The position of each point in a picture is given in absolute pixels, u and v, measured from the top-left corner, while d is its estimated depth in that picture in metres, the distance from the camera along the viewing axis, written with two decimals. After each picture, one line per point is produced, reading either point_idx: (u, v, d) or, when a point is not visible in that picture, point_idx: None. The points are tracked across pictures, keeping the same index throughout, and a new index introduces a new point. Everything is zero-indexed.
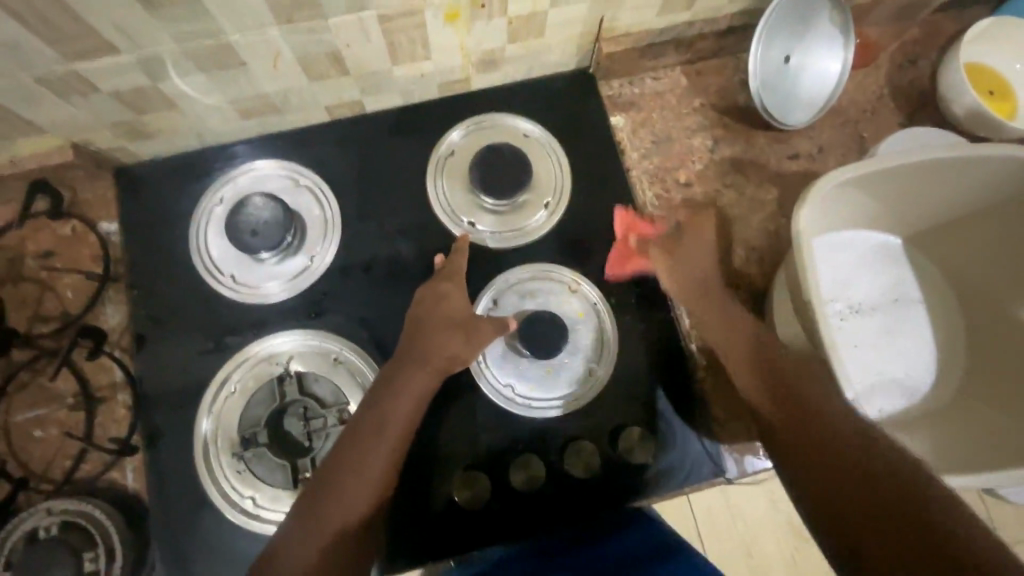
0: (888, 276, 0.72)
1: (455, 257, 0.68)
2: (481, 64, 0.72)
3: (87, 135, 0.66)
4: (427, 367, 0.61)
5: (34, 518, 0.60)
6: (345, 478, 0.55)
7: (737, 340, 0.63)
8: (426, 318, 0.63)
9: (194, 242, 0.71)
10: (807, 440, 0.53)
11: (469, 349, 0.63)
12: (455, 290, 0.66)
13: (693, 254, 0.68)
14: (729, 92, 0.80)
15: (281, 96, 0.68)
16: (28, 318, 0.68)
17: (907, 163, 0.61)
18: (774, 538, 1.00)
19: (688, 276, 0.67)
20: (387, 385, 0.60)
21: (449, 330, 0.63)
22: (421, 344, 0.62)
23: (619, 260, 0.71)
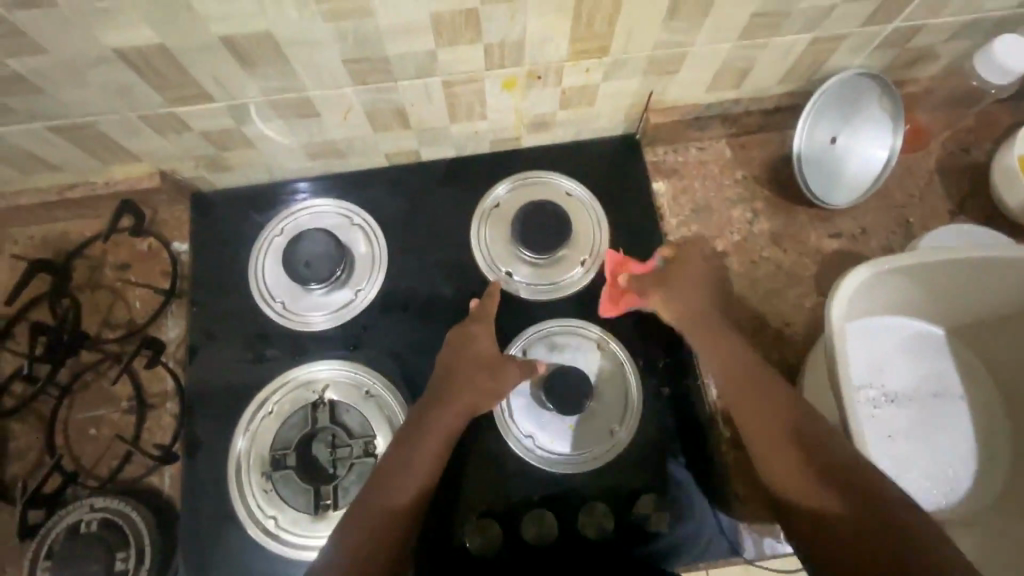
0: (925, 368, 0.70)
1: (488, 304, 0.70)
2: (532, 125, 0.76)
3: (173, 165, 0.73)
4: (456, 409, 0.63)
5: (78, 512, 0.64)
6: (376, 514, 0.57)
7: (682, 262, 0.71)
8: (457, 361, 0.66)
9: (252, 267, 0.76)
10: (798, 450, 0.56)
11: (496, 395, 0.65)
12: (487, 337, 0.68)
13: (676, 291, 0.68)
14: (772, 166, 0.81)
15: (346, 142, 0.74)
16: (99, 323, 0.75)
17: (946, 257, 0.61)
18: None
19: (684, 297, 0.68)
20: (417, 424, 0.63)
21: (478, 375, 0.65)
22: (451, 388, 0.64)
23: (613, 301, 0.73)
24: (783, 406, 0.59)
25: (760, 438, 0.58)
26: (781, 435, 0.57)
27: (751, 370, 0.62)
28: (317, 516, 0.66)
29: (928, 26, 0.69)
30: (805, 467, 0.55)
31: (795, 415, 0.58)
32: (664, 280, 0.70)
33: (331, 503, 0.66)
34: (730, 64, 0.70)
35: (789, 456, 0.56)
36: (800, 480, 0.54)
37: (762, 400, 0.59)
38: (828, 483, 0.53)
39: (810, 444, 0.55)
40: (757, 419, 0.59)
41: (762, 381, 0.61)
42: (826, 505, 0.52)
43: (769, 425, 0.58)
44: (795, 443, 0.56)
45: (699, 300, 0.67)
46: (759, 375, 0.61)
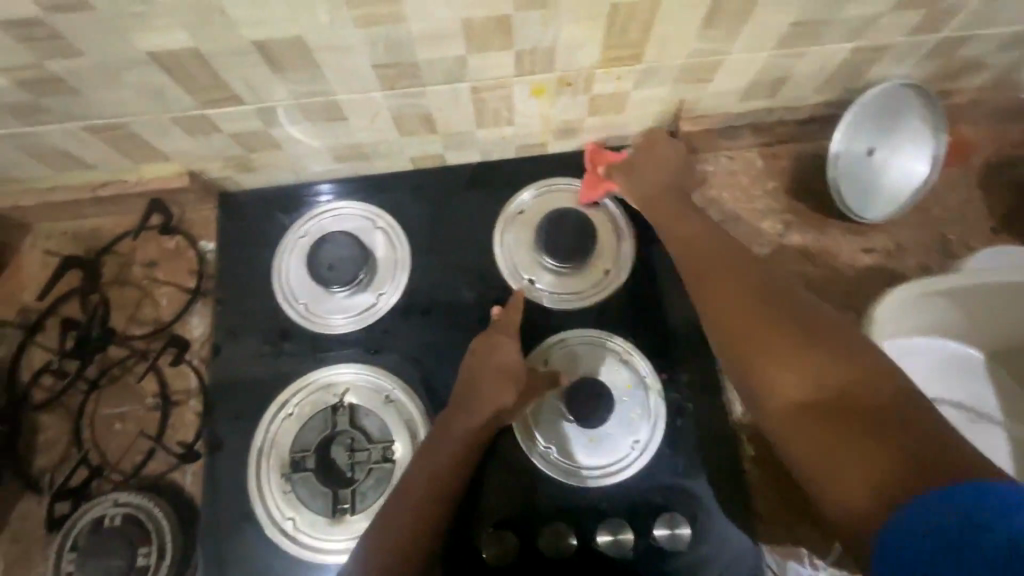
0: (958, 394, 0.68)
1: (511, 315, 0.70)
2: (559, 131, 0.75)
3: (202, 165, 0.74)
4: (479, 421, 0.63)
5: (102, 506, 0.65)
6: (402, 526, 0.58)
7: (659, 153, 0.72)
8: (479, 371, 0.66)
9: (276, 268, 0.77)
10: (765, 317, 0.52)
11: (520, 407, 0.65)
12: (509, 347, 0.67)
13: (646, 170, 0.71)
14: (805, 178, 0.79)
15: (372, 146, 0.73)
16: (126, 319, 0.76)
17: (978, 283, 0.61)
18: None
19: (642, 182, 0.71)
20: (442, 435, 0.63)
21: (502, 388, 0.65)
22: (476, 400, 0.64)
23: (590, 186, 0.76)
24: (780, 304, 0.52)
25: (728, 311, 0.54)
26: (778, 327, 0.50)
27: (731, 271, 0.58)
28: (335, 520, 0.66)
29: (977, 37, 0.66)
30: (789, 341, 0.49)
31: (785, 314, 0.51)
32: (635, 164, 0.72)
33: (348, 507, 0.66)
34: (766, 73, 0.68)
35: (779, 332, 0.50)
36: (790, 354, 0.48)
37: (751, 295, 0.54)
38: (820, 351, 0.47)
39: (800, 325, 0.50)
40: (746, 312, 0.53)
41: (745, 286, 0.55)
42: (805, 383, 0.46)
43: (760, 319, 0.52)
44: (789, 326, 0.50)
45: (657, 173, 0.71)
46: (747, 277, 0.56)
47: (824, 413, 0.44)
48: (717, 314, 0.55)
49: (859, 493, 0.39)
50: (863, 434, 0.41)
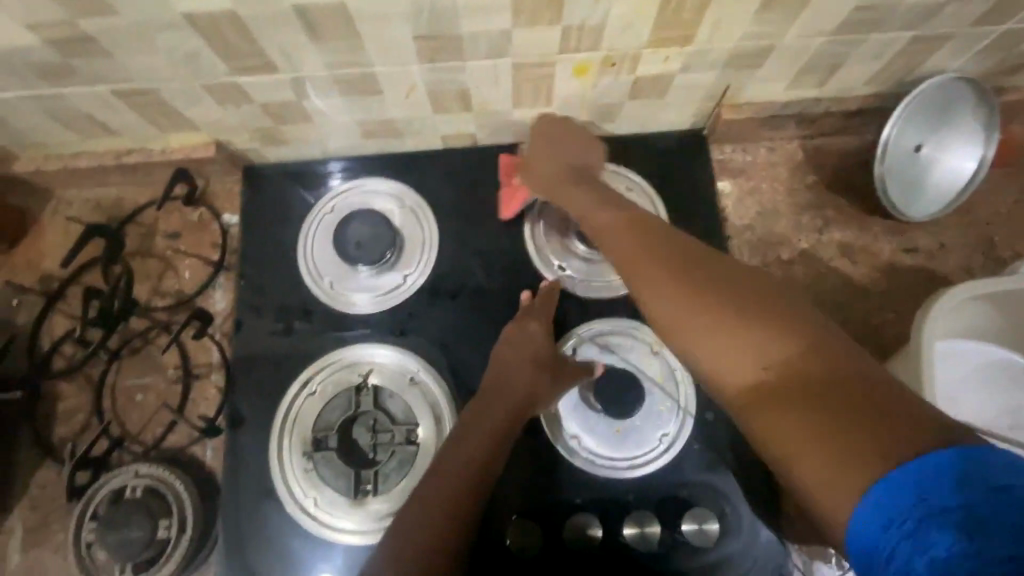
0: (1002, 400, 0.65)
1: (539, 308, 0.69)
2: (597, 115, 0.73)
3: (229, 136, 0.72)
4: (509, 412, 0.63)
5: (123, 477, 0.65)
6: (427, 526, 0.57)
7: (564, 142, 0.70)
8: (507, 363, 0.65)
9: (301, 244, 0.75)
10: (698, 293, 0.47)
11: (552, 397, 0.65)
12: (540, 338, 0.67)
13: (541, 159, 0.70)
14: (847, 172, 0.76)
15: (404, 122, 0.71)
16: (149, 291, 0.75)
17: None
18: None
19: (548, 170, 0.69)
20: (471, 428, 0.62)
21: (537, 377, 0.64)
22: (506, 392, 0.64)
23: (506, 201, 0.74)
24: (707, 271, 0.49)
25: (658, 295, 0.49)
26: (713, 302, 0.46)
27: (651, 238, 0.54)
28: (357, 500, 0.65)
29: None
30: (728, 318, 0.45)
31: (717, 292, 0.47)
32: (540, 151, 0.71)
33: (371, 488, 0.65)
34: (818, 60, 0.65)
35: (714, 307, 0.46)
36: (732, 330, 0.44)
37: (677, 264, 0.50)
38: (759, 321, 0.43)
39: (732, 294, 0.46)
40: (674, 287, 0.49)
41: (666, 255, 0.51)
42: (751, 360, 0.42)
43: (690, 292, 0.48)
44: (722, 299, 0.46)
45: (565, 156, 0.69)
46: (668, 242, 0.52)
47: (777, 394, 0.40)
48: (643, 291, 0.51)
49: (829, 481, 0.36)
50: (821, 412, 0.38)
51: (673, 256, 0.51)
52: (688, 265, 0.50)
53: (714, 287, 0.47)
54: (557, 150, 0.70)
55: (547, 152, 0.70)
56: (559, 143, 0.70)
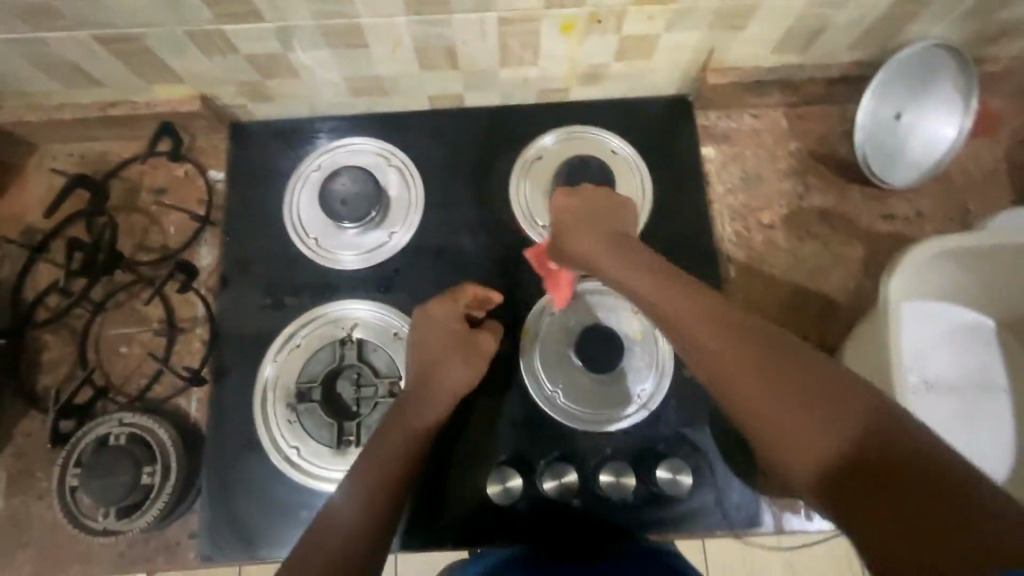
0: (966, 359, 0.68)
1: (452, 301, 0.66)
2: (584, 77, 0.73)
3: (216, 90, 0.72)
4: (437, 402, 0.62)
5: (107, 425, 0.65)
6: (361, 503, 0.55)
7: (603, 209, 0.65)
8: (430, 350, 0.64)
9: (287, 201, 0.75)
10: (755, 371, 0.47)
11: (468, 384, 0.65)
12: (447, 330, 0.65)
13: (574, 233, 0.64)
14: (829, 140, 0.78)
15: (391, 79, 0.72)
16: (134, 245, 0.75)
17: (999, 245, 0.60)
18: None
19: (582, 239, 0.63)
20: (399, 419, 0.61)
21: (448, 363, 0.64)
22: (429, 381, 0.63)
23: (556, 289, 0.69)
24: (759, 344, 0.48)
25: (717, 371, 0.50)
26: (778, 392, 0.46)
27: (707, 312, 0.52)
28: (339, 450, 0.67)
29: None
30: (796, 407, 0.45)
31: (773, 368, 0.47)
32: (573, 222, 0.64)
33: (353, 439, 0.66)
34: (801, 23, 0.66)
35: (781, 392, 0.46)
36: (804, 420, 0.44)
37: (739, 347, 0.49)
38: (826, 409, 0.43)
39: (799, 382, 0.45)
40: (739, 371, 0.48)
41: (725, 334, 0.50)
42: (825, 450, 0.42)
43: (757, 378, 0.47)
44: (789, 386, 0.46)
45: (601, 225, 0.64)
46: (724, 319, 0.51)
47: (853, 487, 0.41)
48: (700, 359, 0.51)
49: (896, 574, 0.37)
50: (895, 510, 0.38)
51: (725, 332, 0.50)
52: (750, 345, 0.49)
53: (771, 365, 0.47)
54: (593, 216, 0.64)
55: (579, 224, 0.64)
56: (595, 213, 0.64)
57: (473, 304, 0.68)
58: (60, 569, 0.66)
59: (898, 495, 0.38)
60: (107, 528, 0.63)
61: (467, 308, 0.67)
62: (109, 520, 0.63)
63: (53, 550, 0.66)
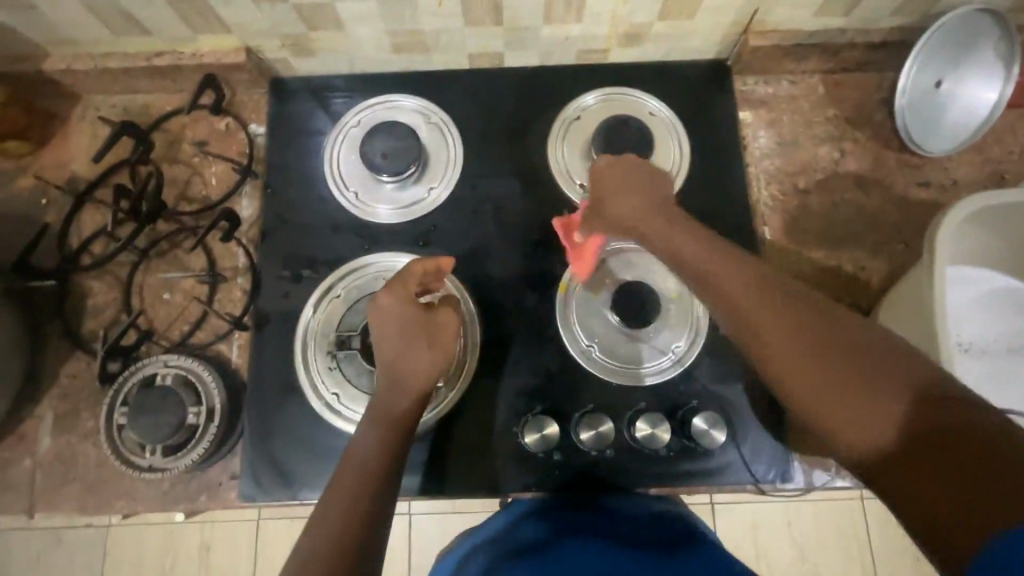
0: (1002, 323, 0.68)
1: (399, 286, 0.62)
2: (624, 37, 0.74)
3: (260, 42, 0.73)
4: (410, 390, 0.60)
5: (153, 366, 0.67)
6: (357, 482, 0.50)
7: (642, 180, 0.63)
8: (391, 340, 0.61)
9: (327, 155, 0.76)
10: (806, 331, 0.44)
11: (440, 365, 0.62)
12: (404, 316, 0.62)
13: (614, 193, 0.63)
14: (866, 107, 0.78)
15: (434, 35, 0.73)
16: (176, 196, 0.77)
17: None
18: (787, 542, 1.18)
19: (620, 204, 0.62)
20: (379, 410, 0.58)
21: (411, 350, 0.61)
22: (396, 372, 0.60)
23: (579, 259, 0.69)
24: (806, 305, 0.45)
25: (765, 331, 0.45)
26: (831, 360, 0.42)
27: (760, 279, 0.48)
28: None
29: None
30: (842, 369, 0.41)
31: (821, 329, 0.43)
32: (611, 188, 0.64)
33: None
34: None
35: (832, 359, 0.42)
36: (852, 395, 0.40)
37: (788, 314, 0.45)
38: (875, 376, 0.40)
39: (849, 351, 0.42)
40: (788, 341, 0.44)
41: (772, 301, 0.46)
42: (878, 419, 0.39)
43: (806, 349, 0.43)
44: (835, 357, 0.42)
45: (633, 194, 0.62)
46: (769, 285, 0.48)
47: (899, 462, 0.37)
48: (741, 324, 0.47)
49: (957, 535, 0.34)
50: (942, 478, 0.35)
51: (771, 295, 0.47)
52: (804, 316, 0.45)
53: (821, 327, 0.43)
54: (629, 187, 0.63)
55: (619, 188, 0.63)
56: (634, 182, 0.63)
57: (425, 277, 0.64)
58: (104, 505, 0.68)
59: (953, 459, 0.35)
60: (153, 465, 0.64)
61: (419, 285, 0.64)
62: (155, 457, 0.64)
63: (97, 486, 0.68)
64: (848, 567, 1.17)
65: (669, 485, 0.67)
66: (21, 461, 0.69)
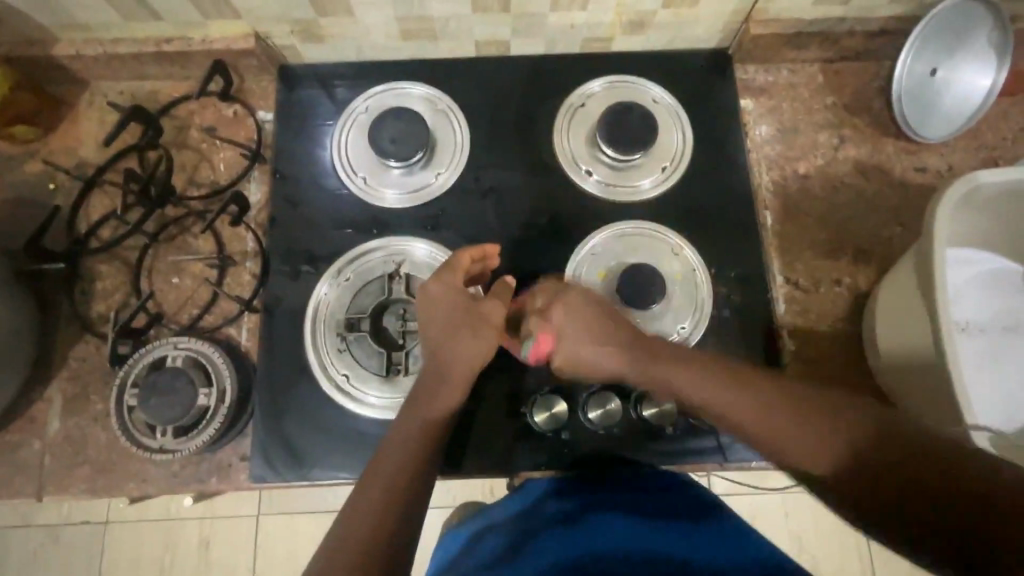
0: (999, 303, 0.70)
1: (451, 272, 0.64)
2: (629, 25, 0.76)
3: (270, 28, 0.74)
4: (454, 381, 0.60)
5: (164, 348, 0.67)
6: (389, 476, 0.52)
7: (584, 303, 0.60)
8: (436, 327, 0.62)
9: (335, 139, 0.77)
10: (748, 390, 0.51)
11: (483, 357, 0.62)
12: (452, 299, 0.63)
13: (577, 345, 0.59)
14: (863, 95, 0.80)
15: (442, 21, 0.74)
16: (185, 182, 0.77)
17: None
18: (787, 532, 1.19)
19: (577, 321, 0.60)
20: (419, 397, 0.59)
21: (458, 336, 0.62)
22: (443, 352, 0.61)
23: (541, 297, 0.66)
24: (738, 368, 0.53)
25: (712, 395, 0.52)
26: (778, 413, 0.49)
27: (685, 350, 0.56)
28: (387, 379, 0.69)
29: None
30: (792, 416, 0.48)
31: (741, 386, 0.52)
32: (563, 318, 0.60)
33: (402, 368, 0.69)
34: None
35: (781, 410, 0.49)
36: (798, 430, 0.48)
37: (714, 364, 0.54)
38: (809, 415, 0.48)
39: (783, 402, 0.50)
40: (740, 404, 0.51)
41: (689, 359, 0.55)
42: (824, 453, 0.46)
43: (761, 407, 0.50)
44: (766, 399, 0.50)
45: (585, 307, 0.60)
46: (692, 352, 0.56)
47: (858, 483, 0.44)
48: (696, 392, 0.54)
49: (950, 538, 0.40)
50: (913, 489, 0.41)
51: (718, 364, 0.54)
52: (727, 372, 0.53)
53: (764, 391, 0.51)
54: (568, 313, 0.60)
55: (573, 305, 0.61)
56: (580, 304, 0.61)
57: (472, 265, 0.67)
58: (113, 488, 0.68)
59: (909, 470, 0.42)
60: (164, 446, 0.63)
61: (467, 272, 0.66)
62: (167, 438, 0.64)
63: (107, 468, 0.68)
64: (847, 555, 1.18)
65: (676, 463, 0.68)
66: (30, 444, 0.69)
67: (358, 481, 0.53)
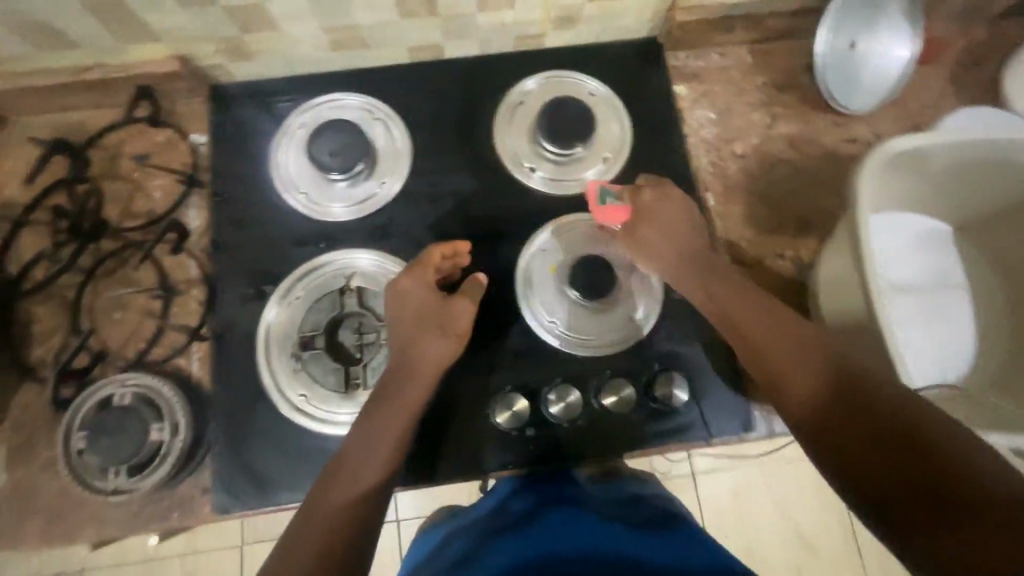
0: (927, 262, 0.74)
1: (421, 269, 0.64)
2: (558, 20, 0.76)
3: (194, 49, 0.72)
4: (415, 388, 0.59)
5: (110, 386, 0.64)
6: (343, 491, 0.52)
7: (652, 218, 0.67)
8: (403, 327, 0.62)
9: (274, 158, 0.76)
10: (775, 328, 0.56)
11: (450, 352, 0.62)
12: (422, 296, 0.63)
13: (661, 244, 0.66)
14: (791, 73, 0.82)
15: (371, 30, 0.73)
16: (119, 213, 0.75)
17: (958, 139, 0.63)
18: (768, 502, 1.22)
19: (657, 254, 0.66)
20: (378, 403, 0.58)
21: (428, 332, 0.62)
22: (407, 355, 0.61)
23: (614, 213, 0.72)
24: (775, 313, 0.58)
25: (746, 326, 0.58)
26: (801, 357, 0.53)
27: (734, 287, 0.61)
28: (347, 394, 0.68)
29: None
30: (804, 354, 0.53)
31: (769, 321, 0.57)
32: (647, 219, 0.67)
33: (361, 382, 0.68)
34: None
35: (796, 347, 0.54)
36: (806, 371, 0.52)
37: (756, 306, 0.59)
38: (817, 362, 0.52)
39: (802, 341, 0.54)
40: (766, 333, 0.56)
41: (734, 296, 0.60)
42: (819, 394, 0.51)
43: (784, 351, 0.54)
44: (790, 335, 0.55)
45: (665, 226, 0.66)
46: (739, 286, 0.61)
47: (839, 436, 0.48)
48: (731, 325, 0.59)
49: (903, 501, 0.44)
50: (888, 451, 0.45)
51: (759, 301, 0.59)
52: (765, 310, 0.58)
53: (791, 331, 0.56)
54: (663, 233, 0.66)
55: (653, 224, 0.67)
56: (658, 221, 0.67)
57: (444, 262, 0.66)
58: (70, 536, 0.65)
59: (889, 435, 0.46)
60: (118, 487, 0.62)
61: (438, 269, 0.66)
62: (120, 479, 0.62)
63: (61, 516, 0.66)
64: (825, 519, 1.22)
65: (642, 447, 0.69)
66: None
67: (311, 493, 0.52)
